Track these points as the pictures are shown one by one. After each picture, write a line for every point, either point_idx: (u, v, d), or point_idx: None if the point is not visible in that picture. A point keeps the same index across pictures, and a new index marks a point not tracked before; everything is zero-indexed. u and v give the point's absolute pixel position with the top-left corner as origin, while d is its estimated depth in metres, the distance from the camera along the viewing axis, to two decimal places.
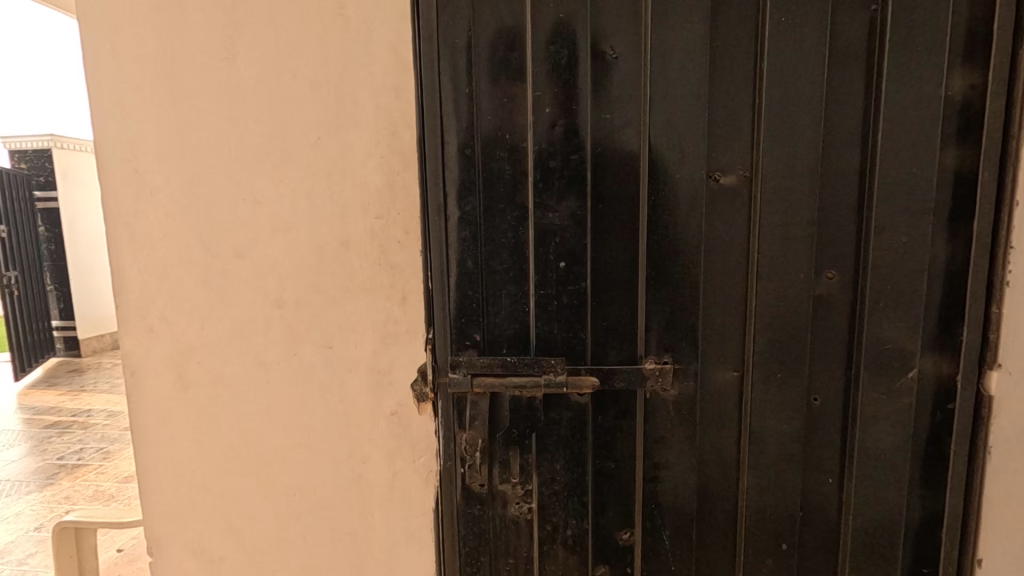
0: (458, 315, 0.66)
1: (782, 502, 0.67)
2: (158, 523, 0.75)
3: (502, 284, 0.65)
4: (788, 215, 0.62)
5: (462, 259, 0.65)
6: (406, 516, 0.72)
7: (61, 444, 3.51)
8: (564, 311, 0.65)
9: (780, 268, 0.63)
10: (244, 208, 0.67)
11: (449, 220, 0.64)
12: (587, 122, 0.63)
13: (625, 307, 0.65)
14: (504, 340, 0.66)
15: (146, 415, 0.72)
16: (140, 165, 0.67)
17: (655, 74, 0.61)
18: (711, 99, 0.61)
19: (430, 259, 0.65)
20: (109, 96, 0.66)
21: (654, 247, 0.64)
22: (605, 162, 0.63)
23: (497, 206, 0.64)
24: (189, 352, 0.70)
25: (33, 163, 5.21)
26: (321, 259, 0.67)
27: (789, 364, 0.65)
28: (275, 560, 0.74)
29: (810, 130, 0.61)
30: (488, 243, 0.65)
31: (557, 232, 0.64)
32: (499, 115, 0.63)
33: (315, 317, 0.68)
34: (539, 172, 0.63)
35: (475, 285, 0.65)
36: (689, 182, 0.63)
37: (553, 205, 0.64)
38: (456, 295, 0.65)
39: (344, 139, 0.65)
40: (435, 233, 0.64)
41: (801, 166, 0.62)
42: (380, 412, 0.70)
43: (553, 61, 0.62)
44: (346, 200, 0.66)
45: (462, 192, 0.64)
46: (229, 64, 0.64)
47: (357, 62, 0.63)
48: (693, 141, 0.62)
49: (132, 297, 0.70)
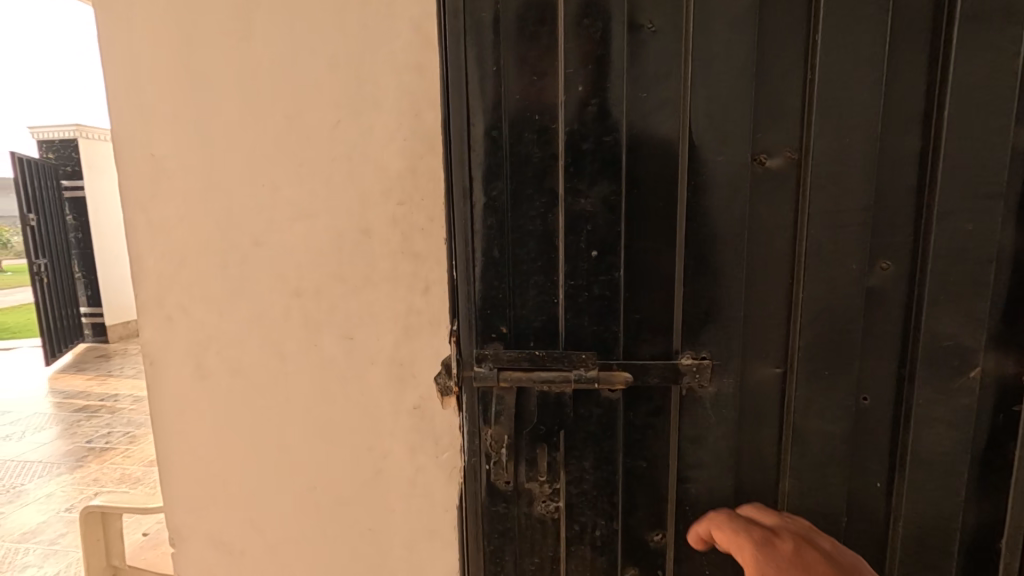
0: (483, 306, 0.63)
1: (827, 507, 0.63)
2: (179, 514, 0.74)
3: (529, 274, 0.62)
4: (840, 201, 0.58)
5: (488, 247, 0.61)
6: (428, 513, 0.70)
7: (89, 427, 3.61)
8: (595, 303, 0.62)
9: (830, 259, 0.59)
10: (262, 194, 0.64)
11: (474, 207, 0.61)
12: (621, 102, 0.58)
13: (660, 299, 0.61)
14: (532, 333, 0.63)
15: (166, 405, 0.71)
16: (156, 150, 0.65)
17: (697, 48, 0.57)
18: (756, 75, 0.57)
19: (455, 247, 0.62)
20: (125, 78, 0.64)
21: (692, 235, 0.60)
22: (641, 144, 0.59)
23: (525, 192, 0.61)
24: (207, 342, 0.69)
25: (61, 153, 5.32)
26: (340, 247, 0.64)
27: (838, 361, 0.60)
28: (296, 554, 0.72)
29: (867, 108, 0.56)
30: (515, 231, 0.61)
31: (588, 220, 0.60)
32: (528, 94, 0.59)
33: (335, 307, 0.66)
34: (569, 156, 0.60)
35: (501, 275, 0.62)
36: (732, 165, 0.58)
37: (585, 190, 0.60)
38: (481, 286, 0.62)
39: (365, 122, 0.62)
40: (460, 220, 0.61)
41: (855, 147, 0.57)
42: (402, 406, 0.67)
43: (584, 36, 0.57)
44: (367, 186, 0.63)
45: (488, 177, 0.60)
46: (244, 42, 0.62)
47: (377, 39, 0.60)
48: (736, 122, 0.58)
49: (150, 285, 0.68)
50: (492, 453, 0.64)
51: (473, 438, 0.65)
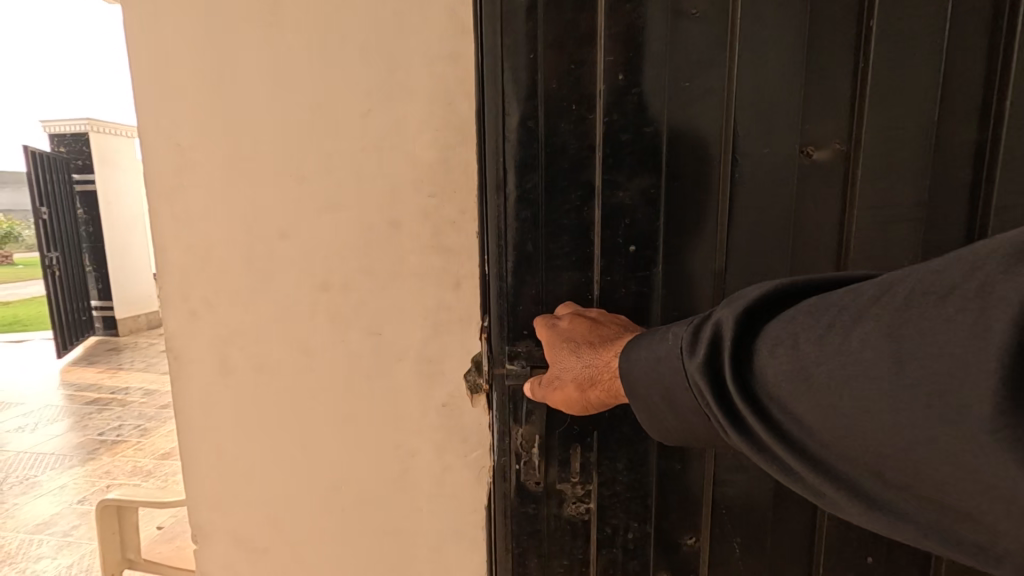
0: (516, 302, 0.61)
1: None
2: (202, 511, 0.73)
3: (563, 269, 0.60)
4: (891, 195, 0.55)
5: (521, 242, 0.60)
6: (455, 513, 0.68)
7: (101, 420, 3.63)
8: (631, 300, 0.60)
9: (879, 256, 0.56)
10: (289, 185, 0.63)
11: (508, 200, 0.59)
12: (662, 92, 0.56)
13: (699, 297, 0.59)
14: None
15: (189, 400, 0.70)
16: (182, 140, 0.64)
17: (744, 35, 0.54)
18: (805, 63, 0.54)
19: (488, 242, 0.60)
20: (151, 66, 0.63)
21: (733, 231, 0.58)
22: (683, 134, 0.57)
23: (560, 185, 0.59)
24: (232, 337, 0.67)
25: (73, 147, 5.33)
26: (369, 240, 0.63)
27: None
28: (320, 553, 0.71)
29: (921, 99, 0.54)
30: (550, 225, 0.59)
31: (626, 213, 0.58)
32: (566, 83, 0.57)
33: (363, 302, 0.64)
34: (606, 148, 0.58)
35: (535, 271, 0.60)
36: (778, 158, 0.56)
37: (623, 182, 0.58)
38: (514, 281, 0.60)
39: (396, 111, 0.60)
40: (493, 214, 0.59)
41: (909, 138, 0.54)
42: (430, 404, 0.66)
43: (624, 22, 0.55)
44: (397, 177, 0.61)
45: (522, 170, 0.58)
46: (273, 29, 0.60)
47: (410, 26, 0.58)
48: (782, 113, 0.55)
49: (174, 278, 0.67)
50: (522, 452, 0.63)
51: (503, 437, 0.64)
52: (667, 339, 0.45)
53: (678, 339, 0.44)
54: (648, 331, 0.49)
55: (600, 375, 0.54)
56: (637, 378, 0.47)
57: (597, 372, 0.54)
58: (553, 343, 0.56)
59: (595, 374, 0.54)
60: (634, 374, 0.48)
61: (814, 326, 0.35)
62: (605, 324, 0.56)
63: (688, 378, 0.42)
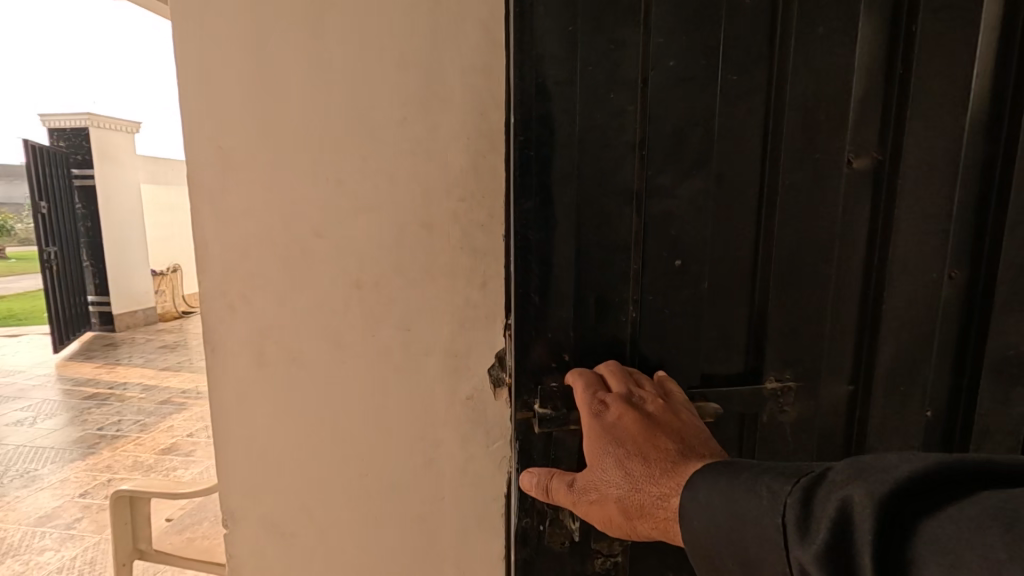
0: (535, 301, 0.61)
1: None
2: (232, 498, 0.76)
3: (597, 278, 0.62)
4: (922, 209, 0.63)
5: (552, 247, 0.60)
6: (477, 501, 0.72)
7: (100, 415, 3.63)
8: (677, 310, 0.63)
9: (910, 264, 0.64)
10: (327, 188, 0.67)
11: (531, 195, 0.59)
12: (705, 96, 0.59)
13: (738, 293, 0.64)
14: (605, 331, 0.63)
15: (223, 391, 0.73)
16: (225, 142, 0.67)
17: (794, 44, 0.59)
18: (850, 74, 0.60)
19: (528, 253, 0.60)
20: (198, 71, 0.66)
21: (778, 232, 0.62)
22: (729, 133, 0.60)
23: (599, 184, 0.60)
24: (267, 331, 0.71)
25: (72, 141, 5.33)
26: (402, 241, 0.67)
27: (910, 377, 0.67)
28: (346, 538, 0.75)
29: (949, 122, 0.61)
30: (590, 233, 0.61)
31: (675, 219, 0.61)
32: (603, 66, 0.57)
33: (393, 299, 0.68)
34: (650, 153, 0.59)
35: (561, 275, 0.61)
36: (824, 163, 0.61)
37: (671, 187, 0.60)
38: (539, 284, 0.61)
39: (430, 119, 0.64)
40: (535, 223, 0.59)
41: (939, 155, 0.62)
42: (456, 396, 0.69)
43: (659, 27, 0.57)
44: (430, 182, 0.65)
45: (545, 162, 0.58)
46: (317, 40, 0.64)
47: (446, 40, 0.62)
48: (825, 121, 0.61)
49: (213, 274, 0.70)
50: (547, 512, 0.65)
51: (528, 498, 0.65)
52: (762, 499, 0.41)
53: (781, 504, 0.40)
54: (722, 475, 0.45)
55: (648, 503, 0.50)
56: (693, 525, 0.45)
57: (643, 498, 0.50)
58: (599, 444, 0.54)
59: (641, 502, 0.50)
60: (693, 517, 0.46)
61: (992, 560, 0.30)
62: (662, 432, 0.53)
63: (793, 560, 0.38)
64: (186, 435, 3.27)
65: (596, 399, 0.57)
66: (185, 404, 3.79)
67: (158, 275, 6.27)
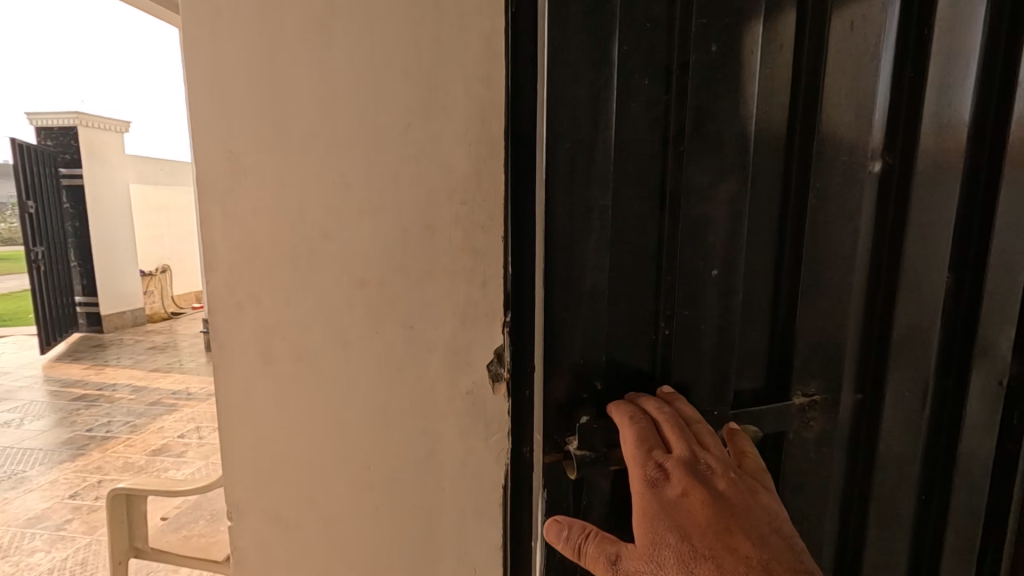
0: (568, 305, 0.59)
1: (894, 506, 0.75)
2: (238, 491, 0.79)
3: (631, 282, 0.61)
4: (930, 216, 0.67)
5: (589, 251, 0.58)
6: (477, 493, 0.75)
7: (89, 416, 3.60)
8: (712, 317, 0.63)
9: (921, 270, 0.68)
10: (333, 191, 0.69)
11: (568, 194, 0.56)
12: (743, 93, 0.59)
13: (752, 293, 0.67)
14: (635, 335, 0.62)
15: (230, 387, 0.76)
16: (235, 148, 0.70)
17: (819, 49, 0.61)
18: (866, 80, 0.63)
19: (561, 266, 0.58)
20: (211, 82, 0.69)
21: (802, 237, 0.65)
22: (757, 133, 0.61)
23: (633, 184, 0.59)
24: (274, 329, 0.74)
25: (60, 141, 5.28)
26: (405, 242, 0.70)
27: (914, 381, 0.71)
28: (349, 530, 0.77)
29: (947, 134, 0.66)
30: (627, 237, 0.60)
31: (713, 224, 0.60)
32: (634, 53, 0.56)
33: (397, 298, 0.71)
34: (689, 156, 0.58)
35: (590, 274, 0.59)
36: (847, 167, 0.64)
37: (711, 192, 0.59)
38: (574, 288, 0.59)
39: (434, 126, 0.67)
40: (568, 232, 0.57)
41: (943, 165, 0.66)
42: (456, 391, 0.72)
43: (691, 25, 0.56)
44: (433, 186, 0.68)
45: (581, 156, 0.56)
46: (325, 50, 0.67)
47: (449, 52, 0.65)
48: (844, 128, 0.63)
49: (222, 274, 0.73)
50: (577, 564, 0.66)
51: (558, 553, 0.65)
52: None
53: None
54: None
55: None
56: None
57: None
58: (659, 523, 0.52)
59: None
60: None
61: None
62: (731, 527, 0.52)
63: None
64: (176, 436, 3.26)
65: (655, 463, 0.54)
66: (175, 405, 3.77)
67: (146, 276, 6.22)
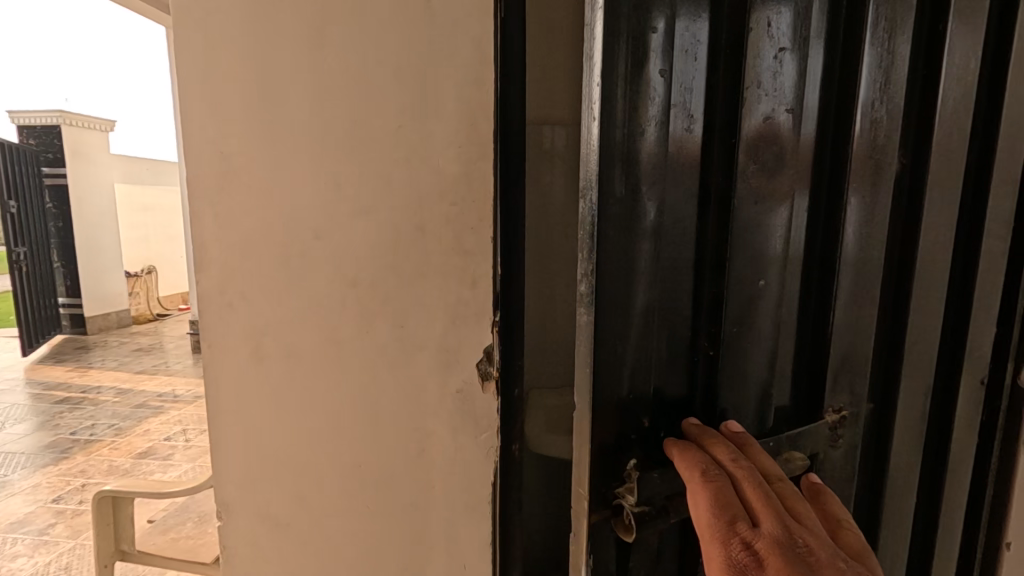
0: (610, 344, 0.53)
1: (892, 508, 0.77)
2: (229, 489, 0.79)
3: (668, 307, 0.56)
4: (941, 220, 0.68)
5: (633, 281, 0.53)
6: (466, 490, 0.75)
7: (72, 419, 3.55)
8: (745, 337, 0.60)
9: (932, 274, 0.69)
10: (325, 191, 0.70)
11: (613, 223, 0.50)
12: (772, 105, 0.56)
13: (787, 300, 0.63)
14: (671, 356, 0.58)
15: (221, 387, 0.77)
16: (226, 148, 0.71)
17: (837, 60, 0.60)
18: (882, 89, 0.62)
19: (610, 281, 0.51)
20: (203, 84, 0.70)
21: (832, 239, 0.63)
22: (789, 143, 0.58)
23: (671, 202, 0.54)
24: (265, 328, 0.74)
25: (43, 140, 5.19)
26: (397, 242, 0.70)
27: (919, 381, 0.73)
28: (340, 528, 0.78)
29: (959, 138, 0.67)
30: (667, 259, 0.55)
31: (751, 240, 0.58)
32: (669, 64, 0.51)
33: (387, 297, 0.72)
34: (733, 154, 0.55)
35: (631, 304, 0.54)
36: (875, 176, 0.63)
37: (748, 206, 0.57)
38: (614, 324, 0.53)
39: (425, 128, 0.68)
40: (615, 253, 0.51)
41: (954, 168, 0.68)
42: (447, 389, 0.73)
43: (716, 16, 0.52)
44: (424, 187, 0.69)
45: (623, 181, 0.50)
46: (316, 52, 0.67)
47: (440, 56, 0.66)
48: (866, 139, 0.62)
49: (214, 273, 0.74)
50: None
51: None
52: None
53: None
54: None
55: None
56: None
57: None
58: None
59: None
60: None
61: None
62: None
63: None
64: (163, 438, 3.23)
65: (740, 540, 0.49)
66: (161, 408, 3.72)
67: (132, 277, 6.14)
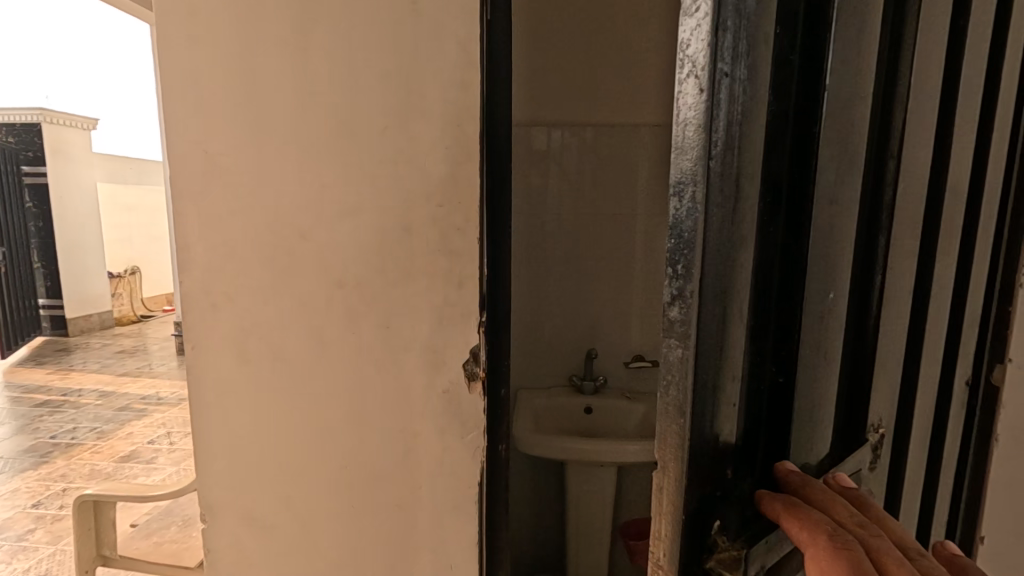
0: (712, 377, 0.43)
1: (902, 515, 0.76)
2: (212, 492, 0.78)
3: (758, 326, 0.47)
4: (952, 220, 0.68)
5: (735, 299, 0.43)
6: (453, 490, 0.76)
7: (52, 423, 3.48)
8: (822, 355, 0.52)
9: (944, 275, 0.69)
10: (310, 192, 0.70)
11: (722, 228, 0.40)
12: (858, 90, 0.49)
13: (853, 310, 0.56)
14: (759, 384, 0.48)
15: (204, 388, 0.76)
16: (210, 148, 0.70)
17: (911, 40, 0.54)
18: (933, 79, 0.58)
19: (715, 306, 0.41)
20: (187, 83, 0.70)
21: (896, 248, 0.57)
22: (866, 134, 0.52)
23: (768, 200, 0.45)
24: (249, 328, 0.74)
25: (22, 138, 5.08)
26: (383, 243, 0.70)
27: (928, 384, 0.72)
28: (326, 530, 0.78)
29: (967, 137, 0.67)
30: (760, 269, 0.46)
31: (835, 244, 0.50)
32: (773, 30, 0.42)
33: (375, 298, 0.72)
34: (829, 142, 0.46)
35: (732, 326, 0.44)
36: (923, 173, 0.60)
37: (836, 204, 0.49)
38: (717, 352, 0.43)
39: (411, 129, 0.68)
40: (721, 266, 0.41)
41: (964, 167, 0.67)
42: (433, 390, 0.74)
43: None
44: (410, 188, 0.69)
45: (734, 176, 0.40)
46: (301, 52, 0.67)
47: (426, 57, 0.66)
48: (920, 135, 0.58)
49: (197, 274, 0.73)
50: None
51: None
52: None
53: None
54: None
55: None
56: None
57: None
58: None
59: None
60: None
61: None
62: None
63: None
64: (146, 442, 3.18)
65: None
66: (144, 411, 3.67)
67: (115, 277, 6.04)
